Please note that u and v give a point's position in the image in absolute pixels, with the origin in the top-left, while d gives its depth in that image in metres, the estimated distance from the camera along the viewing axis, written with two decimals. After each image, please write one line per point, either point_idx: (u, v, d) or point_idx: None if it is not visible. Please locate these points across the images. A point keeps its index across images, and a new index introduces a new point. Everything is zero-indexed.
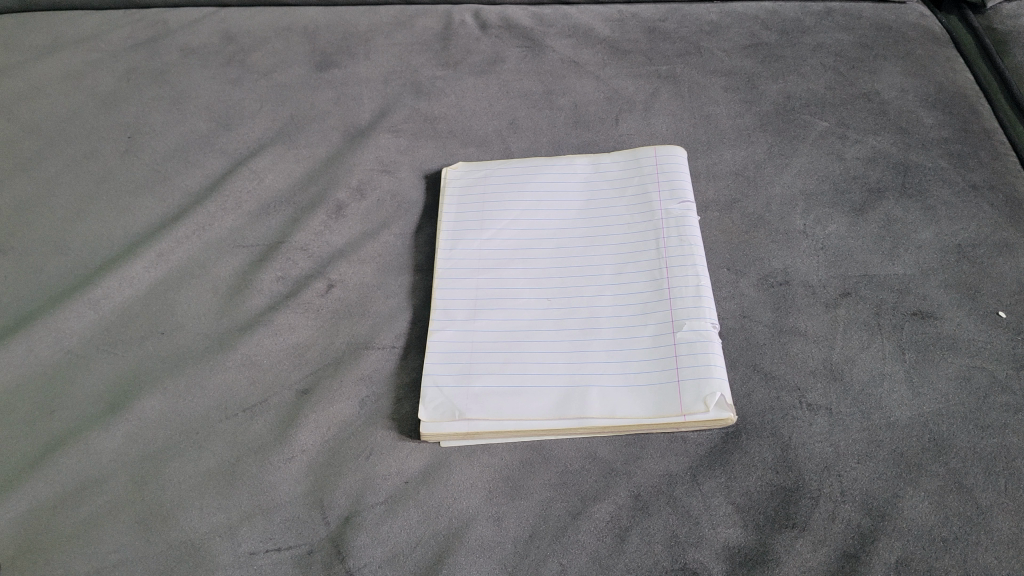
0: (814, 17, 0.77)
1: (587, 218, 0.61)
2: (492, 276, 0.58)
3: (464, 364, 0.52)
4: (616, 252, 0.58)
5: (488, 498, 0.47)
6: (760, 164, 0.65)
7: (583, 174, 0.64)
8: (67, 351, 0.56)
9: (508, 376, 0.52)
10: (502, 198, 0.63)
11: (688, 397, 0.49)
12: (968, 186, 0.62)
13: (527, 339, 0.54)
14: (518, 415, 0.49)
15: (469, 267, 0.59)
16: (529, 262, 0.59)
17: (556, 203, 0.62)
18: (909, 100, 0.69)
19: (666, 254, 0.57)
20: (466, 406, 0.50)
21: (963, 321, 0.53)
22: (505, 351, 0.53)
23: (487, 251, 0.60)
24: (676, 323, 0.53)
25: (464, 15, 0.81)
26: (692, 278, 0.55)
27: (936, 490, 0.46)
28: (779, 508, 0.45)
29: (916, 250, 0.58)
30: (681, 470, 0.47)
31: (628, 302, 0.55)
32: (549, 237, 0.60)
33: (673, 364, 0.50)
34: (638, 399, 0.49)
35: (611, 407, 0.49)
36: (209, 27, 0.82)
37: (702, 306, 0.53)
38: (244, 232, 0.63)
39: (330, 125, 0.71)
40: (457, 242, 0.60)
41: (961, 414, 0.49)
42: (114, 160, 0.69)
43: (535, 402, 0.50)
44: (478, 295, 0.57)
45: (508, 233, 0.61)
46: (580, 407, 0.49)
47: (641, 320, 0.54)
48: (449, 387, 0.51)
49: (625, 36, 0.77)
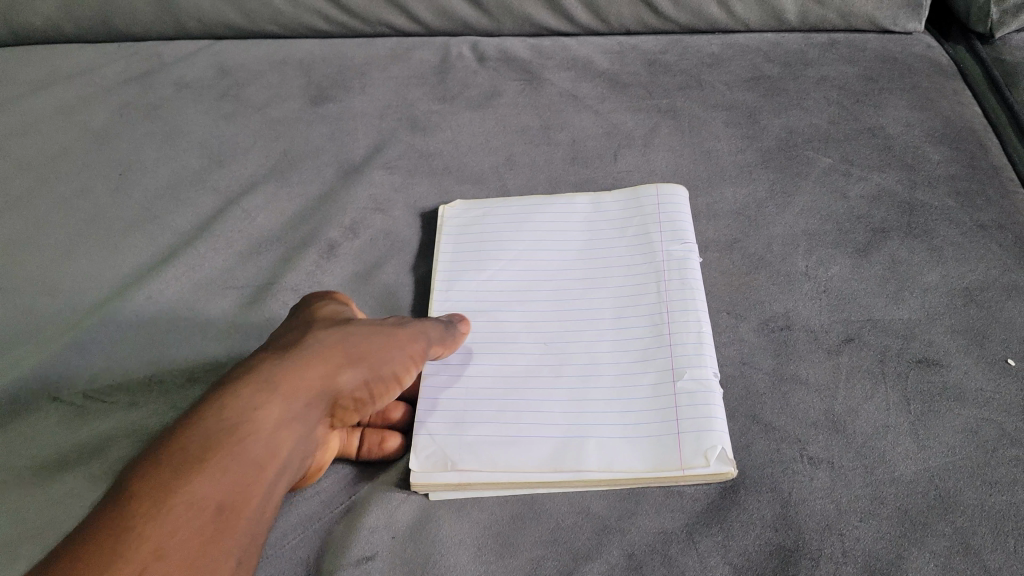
0: (818, 49, 0.76)
1: (587, 260, 0.60)
2: (489, 319, 0.57)
3: (458, 412, 0.51)
4: (616, 296, 0.57)
5: (476, 555, 0.45)
6: (761, 203, 0.63)
7: (582, 210, 0.63)
8: (51, 400, 0.54)
9: (503, 425, 0.50)
10: (500, 238, 0.61)
11: (688, 450, 0.47)
12: (976, 226, 0.60)
13: (522, 385, 0.52)
14: (513, 467, 0.48)
15: (465, 307, 0.57)
16: (526, 303, 0.57)
17: (556, 242, 0.61)
18: (915, 134, 0.67)
19: (667, 298, 0.55)
20: (459, 455, 0.49)
21: (971, 370, 0.52)
22: (500, 398, 0.52)
23: (484, 292, 0.58)
24: (677, 369, 0.51)
25: (461, 48, 0.80)
26: (693, 322, 0.54)
27: (942, 552, 0.44)
28: (777, 569, 0.43)
29: (922, 294, 0.56)
30: (677, 527, 0.45)
31: (628, 347, 0.53)
32: (547, 279, 0.59)
33: (674, 415, 0.49)
34: (637, 452, 0.48)
35: (609, 459, 0.48)
36: (204, 61, 0.81)
37: (704, 354, 0.52)
38: (234, 273, 0.62)
39: (324, 162, 0.70)
40: (453, 281, 0.59)
41: (969, 469, 0.47)
42: (104, 197, 0.68)
43: (529, 453, 0.49)
44: (473, 339, 0.56)
45: (505, 273, 0.59)
46: (576, 458, 0.48)
47: (640, 366, 0.52)
48: (441, 436, 0.50)
49: (625, 69, 0.76)
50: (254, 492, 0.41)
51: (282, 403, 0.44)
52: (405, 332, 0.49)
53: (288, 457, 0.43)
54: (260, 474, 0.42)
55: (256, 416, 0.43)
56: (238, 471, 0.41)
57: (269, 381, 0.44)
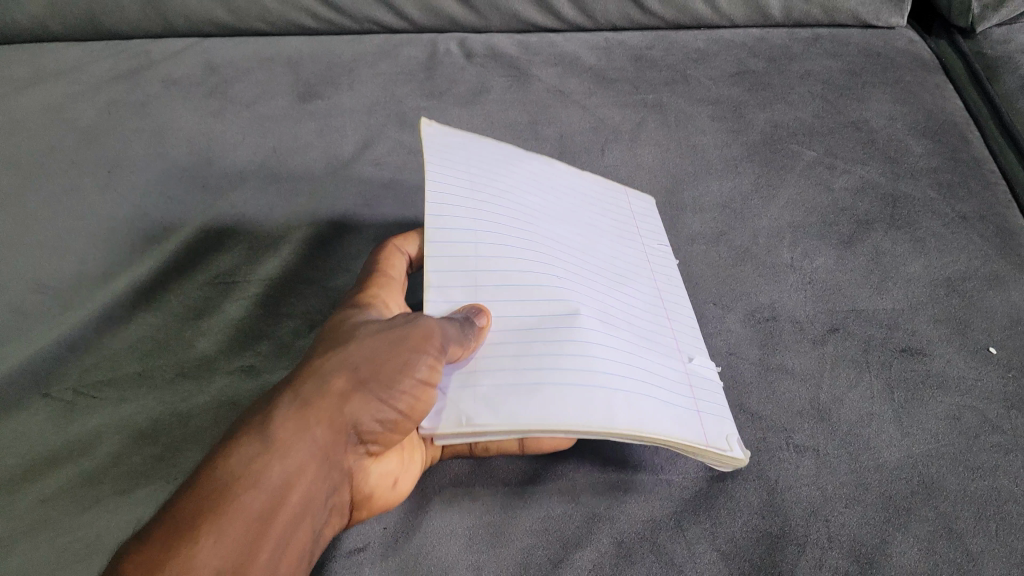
0: (802, 44, 0.78)
1: (576, 224, 0.57)
2: (491, 244, 0.50)
3: (469, 363, 0.45)
4: (610, 266, 0.55)
5: (467, 544, 0.45)
6: (746, 197, 0.64)
7: (562, 178, 0.61)
8: (41, 397, 0.53)
9: (521, 375, 0.43)
10: (490, 173, 0.56)
11: (710, 432, 0.45)
12: (958, 217, 0.61)
13: (536, 327, 0.46)
14: (542, 415, 0.41)
15: (464, 225, 0.50)
16: (528, 240, 0.52)
17: (542, 196, 0.58)
18: (898, 128, 0.69)
19: (659, 286, 0.55)
20: (474, 409, 0.42)
21: (953, 358, 0.52)
22: (513, 345, 0.45)
23: (481, 215, 0.52)
24: (684, 353, 0.50)
25: (449, 44, 0.81)
26: (687, 315, 0.54)
27: (926, 536, 0.44)
28: (764, 555, 0.44)
29: (905, 284, 0.57)
30: (665, 516, 0.46)
31: (632, 316, 0.51)
32: (541, 226, 0.54)
33: (692, 393, 0.47)
34: (663, 415, 0.44)
35: (642, 420, 0.42)
36: (192, 59, 0.81)
37: (702, 346, 0.52)
38: (224, 269, 0.62)
39: (313, 158, 0.70)
40: (448, 194, 0.52)
41: (951, 455, 0.48)
42: (92, 192, 0.67)
43: (558, 400, 0.42)
44: (477, 261, 0.49)
45: (500, 205, 0.54)
46: (608, 413, 0.42)
47: (648, 340, 0.50)
48: (452, 391, 0.43)
49: (611, 64, 0.77)
50: (263, 550, 0.36)
51: (284, 458, 0.38)
52: (420, 337, 0.42)
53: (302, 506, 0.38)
54: (265, 528, 0.36)
55: (258, 473, 0.37)
56: (243, 525, 0.36)
57: (268, 436, 0.38)
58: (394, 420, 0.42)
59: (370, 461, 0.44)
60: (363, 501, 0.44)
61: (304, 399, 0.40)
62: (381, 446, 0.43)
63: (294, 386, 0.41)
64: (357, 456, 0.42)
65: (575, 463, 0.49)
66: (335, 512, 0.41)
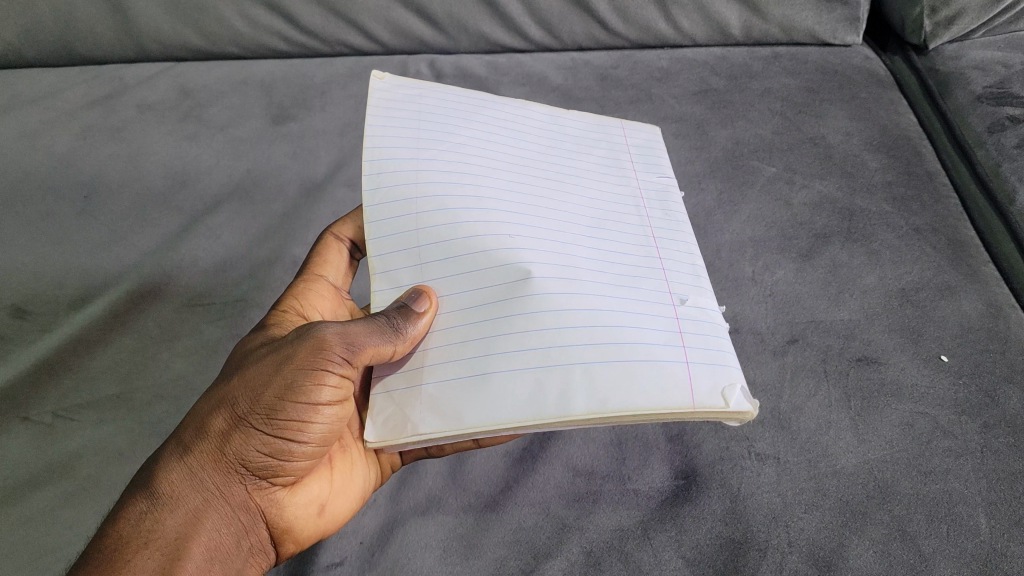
0: (762, 62, 0.81)
1: (551, 168, 0.52)
2: (438, 204, 0.46)
3: (419, 360, 0.42)
4: (590, 208, 0.49)
5: (442, 557, 0.47)
6: (709, 212, 0.66)
7: (536, 125, 0.55)
8: (20, 420, 0.53)
9: (467, 366, 0.40)
10: (444, 122, 0.52)
11: (701, 386, 0.38)
12: (911, 229, 0.64)
13: (490, 293, 0.42)
14: (487, 413, 0.37)
15: (406, 191, 0.47)
16: (485, 191, 0.47)
17: (510, 142, 0.53)
18: (854, 144, 0.71)
19: (652, 224, 0.50)
20: (419, 416, 0.39)
21: (907, 366, 0.55)
22: (463, 328, 0.42)
23: (429, 171, 0.48)
24: (675, 295, 0.44)
25: (419, 65, 0.82)
26: (683, 253, 0.48)
27: (881, 539, 0.46)
28: (727, 560, 0.46)
29: (862, 295, 0.59)
30: (632, 524, 0.48)
31: (611, 260, 0.46)
32: (505, 172, 0.50)
33: (681, 341, 0.41)
34: (636, 379, 0.38)
35: (601, 391, 0.38)
36: (165, 83, 0.82)
37: (701, 287, 0.45)
38: (201, 288, 0.63)
39: (287, 179, 0.72)
40: (388, 161, 0.48)
41: (904, 460, 0.50)
42: (69, 218, 0.68)
43: (503, 394, 0.38)
44: (420, 232, 0.45)
45: (454, 154, 0.49)
46: (561, 394, 0.38)
47: (628, 284, 0.44)
48: (400, 394, 0.41)
49: (577, 84, 0.79)
50: None
51: (175, 509, 0.39)
52: (305, 353, 0.40)
53: (202, 551, 0.39)
54: None
55: (148, 532, 0.38)
56: None
57: (157, 491, 0.39)
58: (284, 448, 0.41)
59: (288, 492, 0.43)
60: (291, 534, 0.44)
61: (189, 445, 0.41)
62: (290, 474, 0.43)
63: (183, 432, 0.42)
64: (266, 490, 0.42)
65: (545, 474, 0.51)
66: (256, 550, 0.42)
